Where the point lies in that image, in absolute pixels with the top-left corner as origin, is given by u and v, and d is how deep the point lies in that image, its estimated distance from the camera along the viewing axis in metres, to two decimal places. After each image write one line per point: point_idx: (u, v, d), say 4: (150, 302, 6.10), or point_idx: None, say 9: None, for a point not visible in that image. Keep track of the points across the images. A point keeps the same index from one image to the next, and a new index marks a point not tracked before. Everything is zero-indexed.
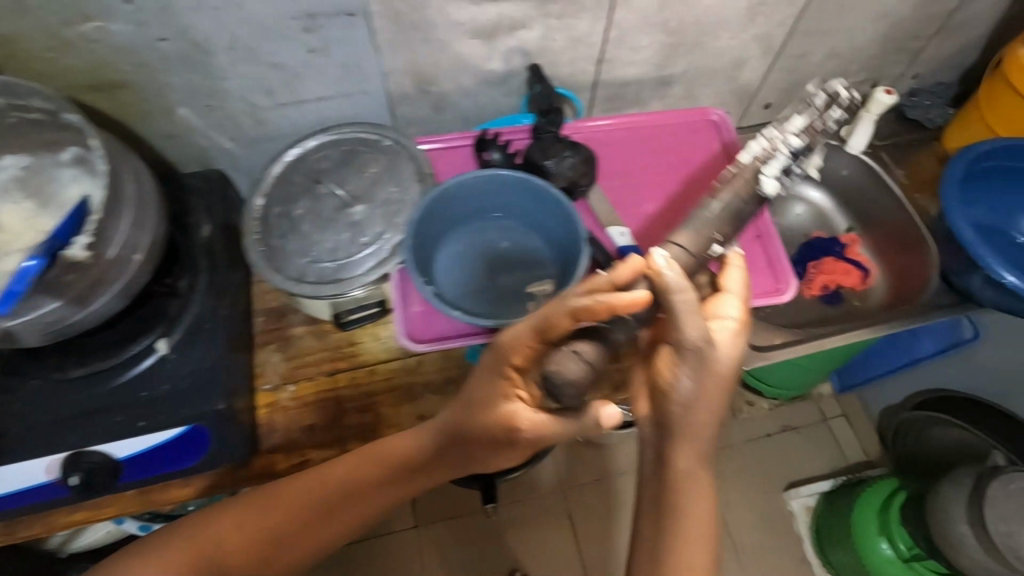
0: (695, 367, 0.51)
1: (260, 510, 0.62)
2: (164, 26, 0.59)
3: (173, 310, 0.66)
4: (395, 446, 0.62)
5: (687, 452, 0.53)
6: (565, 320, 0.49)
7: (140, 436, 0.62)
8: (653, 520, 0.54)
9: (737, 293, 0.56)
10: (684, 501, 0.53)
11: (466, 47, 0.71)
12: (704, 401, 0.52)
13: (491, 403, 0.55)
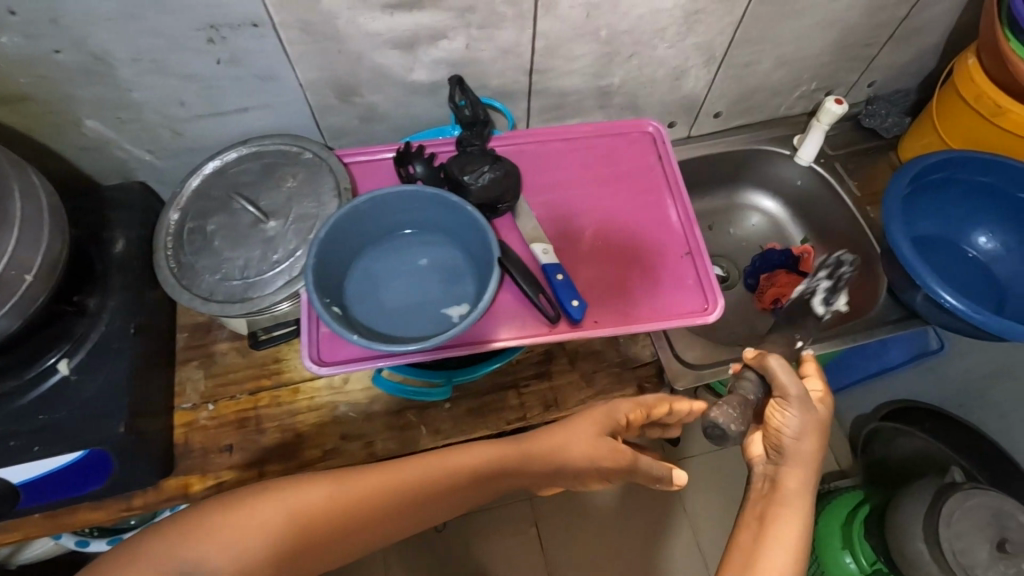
0: (800, 435, 0.52)
1: (348, 480, 0.50)
2: (58, 37, 0.57)
3: (79, 329, 0.64)
4: (486, 448, 0.56)
5: (804, 486, 0.51)
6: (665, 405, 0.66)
7: (33, 462, 0.59)
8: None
9: (817, 375, 0.59)
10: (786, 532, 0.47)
11: (386, 58, 0.68)
12: (813, 450, 0.52)
13: (588, 437, 0.60)
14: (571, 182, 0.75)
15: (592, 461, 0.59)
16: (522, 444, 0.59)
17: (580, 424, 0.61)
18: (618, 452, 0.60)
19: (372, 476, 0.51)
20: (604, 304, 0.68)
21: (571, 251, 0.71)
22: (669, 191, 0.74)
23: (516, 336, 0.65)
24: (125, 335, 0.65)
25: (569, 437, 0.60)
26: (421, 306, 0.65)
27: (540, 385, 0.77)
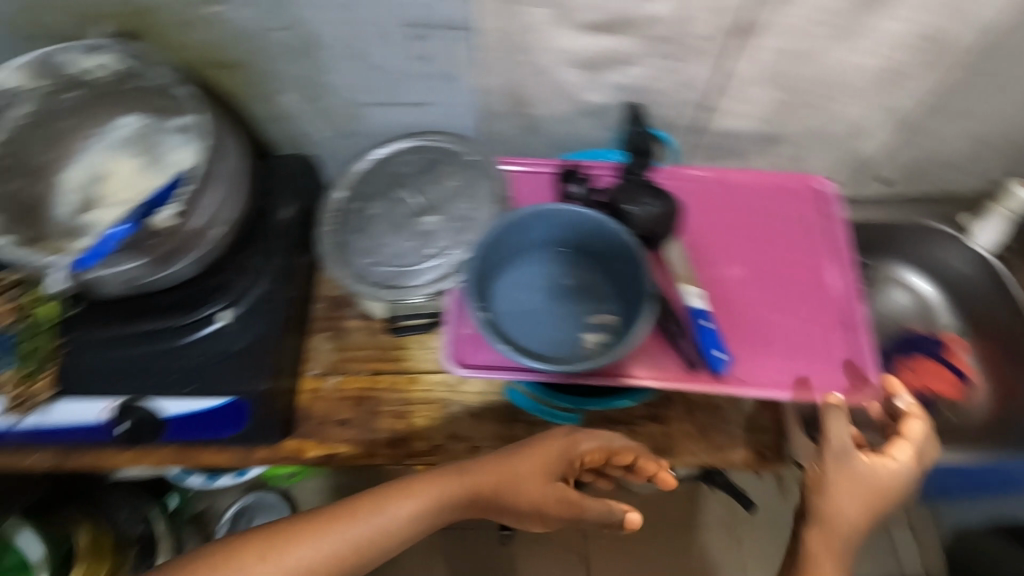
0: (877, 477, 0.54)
1: (263, 541, 0.51)
2: (282, 16, 0.61)
3: (242, 287, 0.68)
4: (423, 485, 0.58)
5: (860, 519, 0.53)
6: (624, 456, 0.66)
7: (187, 399, 0.64)
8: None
9: (915, 440, 0.56)
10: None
11: (567, 75, 0.68)
12: (870, 483, 0.54)
13: (532, 472, 0.61)
14: (725, 226, 0.72)
15: (532, 501, 0.62)
16: (483, 484, 0.59)
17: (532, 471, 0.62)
18: (558, 496, 0.62)
19: (334, 539, 0.53)
20: (749, 362, 0.64)
21: (720, 300, 0.68)
22: (833, 256, 0.70)
23: (653, 377, 0.62)
24: (278, 298, 0.69)
25: (525, 477, 0.61)
26: (556, 326, 0.64)
27: (652, 427, 0.75)
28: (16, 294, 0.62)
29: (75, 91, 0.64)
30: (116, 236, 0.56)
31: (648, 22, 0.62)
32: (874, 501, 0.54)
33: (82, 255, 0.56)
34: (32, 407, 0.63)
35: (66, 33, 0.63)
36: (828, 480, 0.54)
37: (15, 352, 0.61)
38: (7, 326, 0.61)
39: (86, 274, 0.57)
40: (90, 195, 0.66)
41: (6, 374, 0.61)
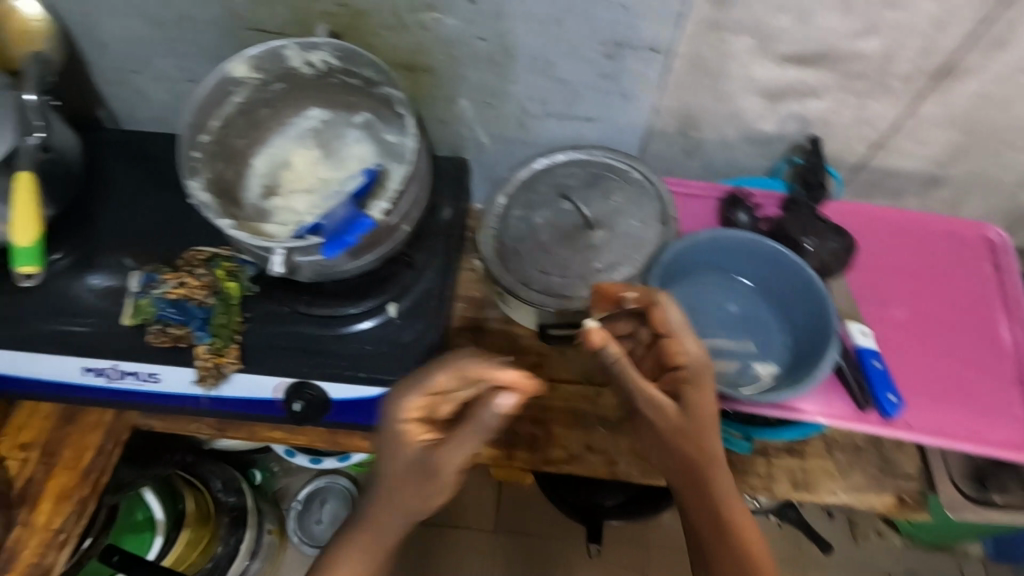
0: (687, 415, 0.55)
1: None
2: (488, 27, 0.63)
3: (407, 283, 0.71)
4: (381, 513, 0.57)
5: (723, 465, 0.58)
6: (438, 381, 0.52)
7: (356, 384, 0.66)
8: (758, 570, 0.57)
9: (679, 339, 0.54)
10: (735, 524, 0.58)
11: (747, 103, 0.69)
12: (703, 428, 0.55)
13: (406, 441, 0.53)
14: (891, 265, 0.71)
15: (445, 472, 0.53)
16: (408, 489, 0.55)
17: (434, 442, 0.54)
18: (422, 435, 0.53)
19: None
20: (920, 408, 0.64)
21: (888, 340, 0.67)
22: (1003, 309, 0.69)
23: (823, 414, 0.62)
24: (440, 295, 0.71)
25: (400, 452, 0.54)
26: (728, 353, 0.64)
27: (791, 460, 0.74)
28: (208, 272, 0.69)
29: (281, 83, 0.68)
30: (364, 227, 0.60)
31: (848, 57, 0.62)
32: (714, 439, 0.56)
33: (326, 242, 0.60)
34: (221, 377, 0.66)
35: (279, 27, 0.66)
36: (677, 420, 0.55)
37: (209, 325, 0.66)
38: (203, 301, 0.67)
39: (296, 258, 0.59)
40: (275, 182, 0.71)
41: (203, 345, 0.65)
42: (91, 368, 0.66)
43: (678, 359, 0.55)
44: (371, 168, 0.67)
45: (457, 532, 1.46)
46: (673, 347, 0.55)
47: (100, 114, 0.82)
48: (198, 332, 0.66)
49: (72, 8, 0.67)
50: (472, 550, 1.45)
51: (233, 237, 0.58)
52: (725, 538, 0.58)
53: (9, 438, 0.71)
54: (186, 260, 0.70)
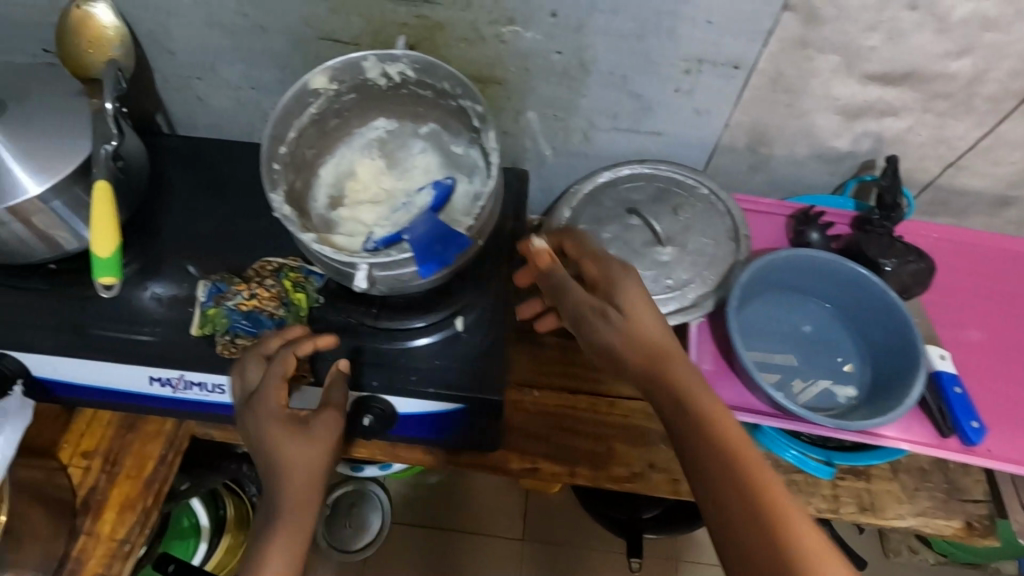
0: (628, 318, 0.53)
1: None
2: (567, 40, 0.63)
3: (473, 296, 0.70)
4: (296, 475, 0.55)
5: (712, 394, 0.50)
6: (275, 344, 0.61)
7: (425, 399, 0.65)
8: (787, 524, 0.45)
9: (599, 254, 0.58)
10: (748, 479, 0.46)
11: (823, 120, 0.68)
12: (658, 338, 0.53)
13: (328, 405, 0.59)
14: (963, 287, 0.71)
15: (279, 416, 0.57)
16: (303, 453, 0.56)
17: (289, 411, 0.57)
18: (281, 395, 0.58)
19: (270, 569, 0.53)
20: (1000, 433, 0.63)
21: (963, 362, 0.67)
22: None
23: (904, 439, 0.61)
24: (505, 308, 0.71)
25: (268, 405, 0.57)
26: (805, 375, 0.63)
27: (859, 483, 0.72)
28: (276, 283, 0.69)
29: (353, 95, 0.67)
30: (459, 245, 0.61)
31: (934, 76, 0.61)
32: (670, 347, 0.53)
33: (421, 261, 0.60)
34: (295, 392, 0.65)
35: (353, 37, 0.66)
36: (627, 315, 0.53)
37: None
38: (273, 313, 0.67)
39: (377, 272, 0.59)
40: (340, 193, 0.70)
41: None
42: (157, 378, 0.66)
43: (595, 280, 0.57)
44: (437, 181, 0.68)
45: (485, 540, 1.45)
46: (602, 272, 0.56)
47: (159, 119, 0.82)
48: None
49: (144, 16, 0.67)
50: (500, 560, 1.44)
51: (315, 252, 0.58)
52: (736, 488, 0.46)
53: (72, 446, 0.70)
54: (254, 274, 0.70)
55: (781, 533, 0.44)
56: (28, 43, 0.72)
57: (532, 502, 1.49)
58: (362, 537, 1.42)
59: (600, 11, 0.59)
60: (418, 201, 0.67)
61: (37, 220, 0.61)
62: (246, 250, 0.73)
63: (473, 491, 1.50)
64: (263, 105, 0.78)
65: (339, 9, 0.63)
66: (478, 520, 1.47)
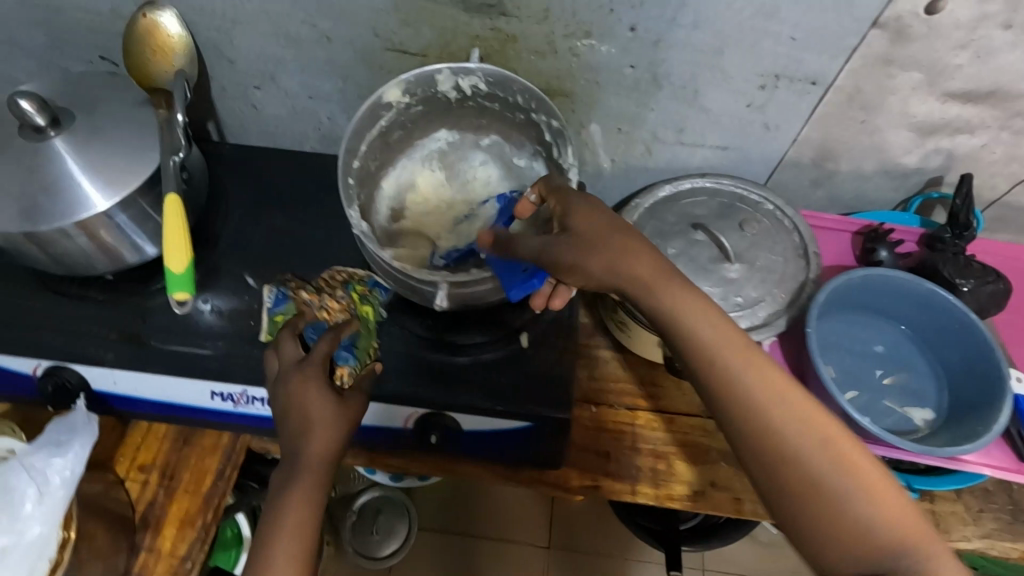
0: (581, 234, 0.51)
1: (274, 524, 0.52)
2: (642, 54, 0.61)
3: (535, 311, 0.70)
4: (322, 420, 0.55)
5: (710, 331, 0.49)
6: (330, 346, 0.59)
7: (490, 417, 0.64)
8: (807, 435, 0.47)
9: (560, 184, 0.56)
10: (762, 409, 0.47)
11: (895, 136, 0.67)
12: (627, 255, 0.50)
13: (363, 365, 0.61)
14: None
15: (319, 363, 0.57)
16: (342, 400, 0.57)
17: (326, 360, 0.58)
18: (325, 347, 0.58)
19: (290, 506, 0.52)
20: None
21: None
22: None
23: (983, 463, 0.60)
24: (567, 324, 0.70)
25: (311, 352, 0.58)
26: (880, 396, 0.62)
27: (924, 505, 0.71)
28: (346, 293, 0.68)
29: (420, 107, 0.67)
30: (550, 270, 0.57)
31: (1016, 94, 0.60)
32: (644, 269, 0.50)
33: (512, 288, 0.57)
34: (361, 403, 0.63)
35: (421, 48, 0.65)
36: (579, 234, 0.51)
37: (351, 348, 0.65)
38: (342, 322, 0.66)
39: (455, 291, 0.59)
40: (403, 206, 0.69)
41: (347, 366, 0.63)
42: (219, 393, 0.65)
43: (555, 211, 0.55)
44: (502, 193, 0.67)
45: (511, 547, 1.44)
46: (567, 217, 0.53)
47: (209, 127, 0.81)
48: (344, 354, 0.64)
49: (209, 25, 0.66)
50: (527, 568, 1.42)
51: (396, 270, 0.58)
52: (735, 404, 0.48)
53: (129, 459, 0.69)
54: (325, 282, 0.69)
55: (782, 431, 0.47)
56: (86, 49, 0.71)
57: (557, 510, 1.48)
58: (388, 545, 1.39)
59: (681, 25, 0.58)
60: (483, 213, 0.67)
61: (103, 234, 0.61)
62: (303, 262, 0.72)
63: (499, 499, 1.48)
64: (318, 114, 0.77)
65: (411, 20, 0.62)
66: (503, 528, 1.46)
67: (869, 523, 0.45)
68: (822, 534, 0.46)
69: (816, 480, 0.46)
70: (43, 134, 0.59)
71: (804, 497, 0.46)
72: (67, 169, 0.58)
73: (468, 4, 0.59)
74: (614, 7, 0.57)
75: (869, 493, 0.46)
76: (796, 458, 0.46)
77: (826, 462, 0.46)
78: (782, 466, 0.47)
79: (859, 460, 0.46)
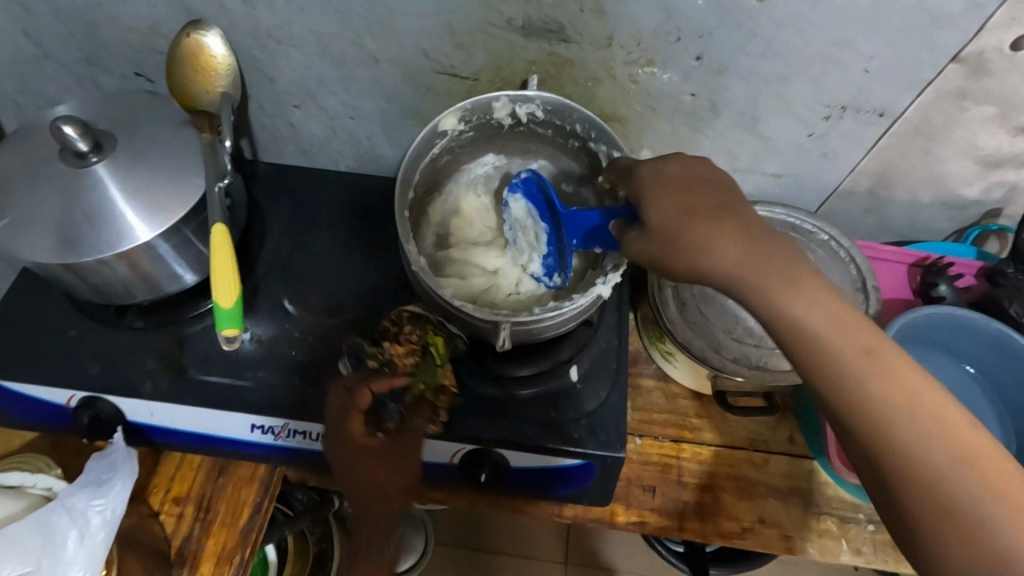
0: (668, 210, 0.48)
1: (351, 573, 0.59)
2: (703, 83, 0.59)
3: (581, 344, 0.69)
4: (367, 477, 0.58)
5: (815, 303, 0.44)
6: (366, 395, 0.58)
7: (540, 454, 0.62)
8: (929, 427, 0.40)
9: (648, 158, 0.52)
10: (876, 394, 0.41)
11: (958, 169, 0.65)
12: (714, 228, 0.46)
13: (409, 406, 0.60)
14: None
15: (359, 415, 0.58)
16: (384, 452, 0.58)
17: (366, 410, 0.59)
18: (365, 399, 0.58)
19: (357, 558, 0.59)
20: None
21: None
22: None
23: None
24: (616, 356, 0.68)
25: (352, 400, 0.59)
26: None
27: None
28: (414, 334, 0.64)
29: (471, 132, 0.65)
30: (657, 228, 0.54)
31: None
32: (745, 254, 0.45)
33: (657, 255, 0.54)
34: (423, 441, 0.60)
35: (473, 72, 0.63)
36: (660, 211, 0.48)
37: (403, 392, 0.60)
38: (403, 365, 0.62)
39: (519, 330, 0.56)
40: (449, 232, 0.67)
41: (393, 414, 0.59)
42: (259, 426, 0.62)
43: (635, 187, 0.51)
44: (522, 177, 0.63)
45: (528, 567, 1.39)
46: (651, 191, 0.50)
47: (243, 144, 0.79)
48: (388, 406, 0.59)
49: (252, 44, 0.64)
50: None
51: (459, 309, 0.55)
52: (860, 411, 0.41)
53: (163, 491, 0.67)
54: (393, 324, 0.65)
55: (909, 448, 0.40)
56: (123, 66, 0.69)
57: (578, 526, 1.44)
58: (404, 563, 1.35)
59: (749, 55, 0.56)
60: (518, 214, 0.65)
61: (144, 262, 0.59)
62: (344, 288, 0.70)
63: (516, 516, 1.45)
64: (357, 134, 0.74)
65: (465, 44, 0.60)
66: (520, 546, 1.41)
67: (1010, 543, 0.37)
68: (943, 551, 0.39)
69: (939, 482, 0.39)
70: (85, 160, 0.57)
71: (922, 498, 0.39)
72: (109, 197, 0.56)
73: (527, 29, 0.57)
74: (682, 35, 0.55)
75: (1009, 507, 0.37)
76: (916, 455, 0.40)
77: (951, 459, 0.39)
78: (897, 460, 0.40)
79: (994, 463, 0.39)
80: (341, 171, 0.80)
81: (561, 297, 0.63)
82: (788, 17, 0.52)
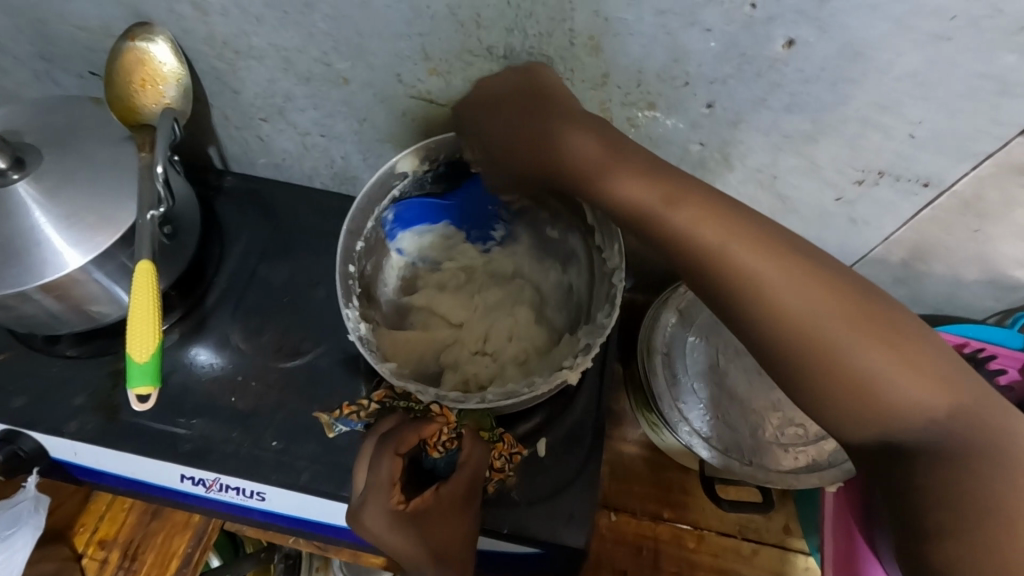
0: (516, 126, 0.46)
1: None
2: (716, 133, 0.50)
3: (557, 409, 0.59)
4: (431, 545, 0.46)
5: (695, 217, 0.40)
6: (395, 463, 0.48)
7: (498, 540, 0.54)
8: (853, 327, 0.37)
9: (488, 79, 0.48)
10: (766, 287, 0.39)
11: (1011, 250, 0.55)
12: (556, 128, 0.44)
13: (462, 465, 0.50)
14: None
15: (389, 484, 0.47)
16: (436, 505, 0.48)
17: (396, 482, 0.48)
18: (395, 471, 0.48)
19: None
20: None
21: None
22: None
23: None
24: (596, 431, 0.59)
25: (378, 478, 0.48)
26: None
27: None
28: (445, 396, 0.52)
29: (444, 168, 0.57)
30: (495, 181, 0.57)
31: None
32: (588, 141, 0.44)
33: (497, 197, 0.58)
34: (507, 495, 0.55)
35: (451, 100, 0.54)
36: (510, 129, 0.47)
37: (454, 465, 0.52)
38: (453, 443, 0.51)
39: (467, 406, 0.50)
40: (413, 275, 0.61)
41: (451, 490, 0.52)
42: (190, 476, 0.56)
43: (485, 113, 0.48)
44: (387, 222, 0.58)
45: None
46: (492, 116, 0.48)
47: (211, 153, 0.70)
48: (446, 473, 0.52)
49: (210, 54, 0.56)
50: None
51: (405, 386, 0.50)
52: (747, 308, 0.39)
53: (90, 531, 0.62)
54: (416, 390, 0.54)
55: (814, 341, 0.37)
56: (76, 64, 0.61)
57: None
58: None
59: (770, 108, 0.47)
60: (408, 243, 0.61)
61: (70, 295, 0.53)
62: (297, 326, 0.63)
63: None
64: (331, 154, 0.65)
65: (443, 70, 0.51)
66: None
67: (925, 406, 0.36)
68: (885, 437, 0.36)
69: (856, 375, 0.36)
70: (5, 178, 0.51)
71: (873, 420, 0.37)
72: (31, 221, 0.50)
73: (510, 60, 0.48)
74: (690, 80, 0.46)
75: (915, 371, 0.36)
76: (833, 354, 0.37)
77: (893, 366, 0.36)
78: (814, 361, 0.37)
79: (924, 354, 0.37)
80: (313, 188, 0.72)
81: (532, 363, 0.56)
82: (821, 68, 0.43)
